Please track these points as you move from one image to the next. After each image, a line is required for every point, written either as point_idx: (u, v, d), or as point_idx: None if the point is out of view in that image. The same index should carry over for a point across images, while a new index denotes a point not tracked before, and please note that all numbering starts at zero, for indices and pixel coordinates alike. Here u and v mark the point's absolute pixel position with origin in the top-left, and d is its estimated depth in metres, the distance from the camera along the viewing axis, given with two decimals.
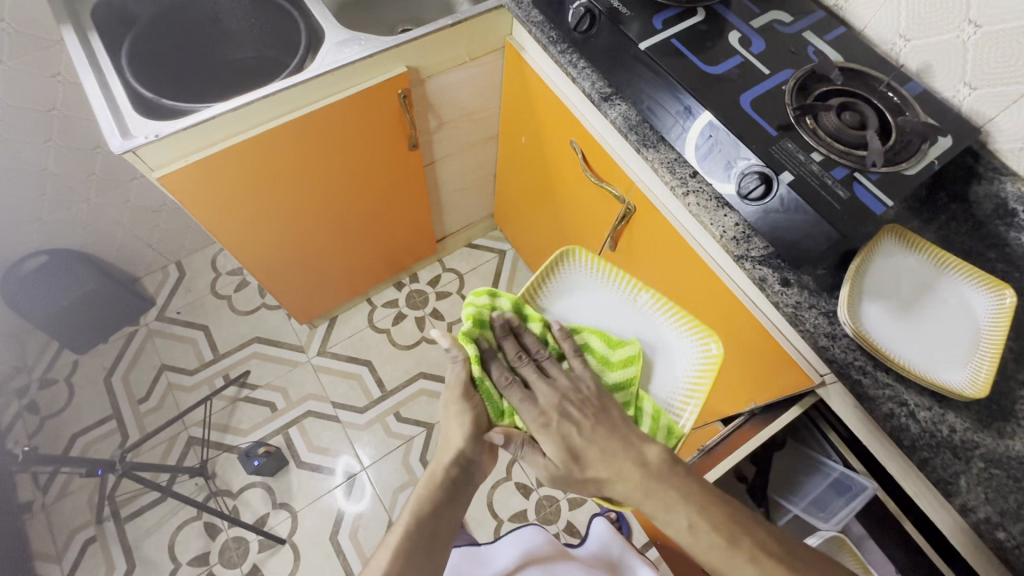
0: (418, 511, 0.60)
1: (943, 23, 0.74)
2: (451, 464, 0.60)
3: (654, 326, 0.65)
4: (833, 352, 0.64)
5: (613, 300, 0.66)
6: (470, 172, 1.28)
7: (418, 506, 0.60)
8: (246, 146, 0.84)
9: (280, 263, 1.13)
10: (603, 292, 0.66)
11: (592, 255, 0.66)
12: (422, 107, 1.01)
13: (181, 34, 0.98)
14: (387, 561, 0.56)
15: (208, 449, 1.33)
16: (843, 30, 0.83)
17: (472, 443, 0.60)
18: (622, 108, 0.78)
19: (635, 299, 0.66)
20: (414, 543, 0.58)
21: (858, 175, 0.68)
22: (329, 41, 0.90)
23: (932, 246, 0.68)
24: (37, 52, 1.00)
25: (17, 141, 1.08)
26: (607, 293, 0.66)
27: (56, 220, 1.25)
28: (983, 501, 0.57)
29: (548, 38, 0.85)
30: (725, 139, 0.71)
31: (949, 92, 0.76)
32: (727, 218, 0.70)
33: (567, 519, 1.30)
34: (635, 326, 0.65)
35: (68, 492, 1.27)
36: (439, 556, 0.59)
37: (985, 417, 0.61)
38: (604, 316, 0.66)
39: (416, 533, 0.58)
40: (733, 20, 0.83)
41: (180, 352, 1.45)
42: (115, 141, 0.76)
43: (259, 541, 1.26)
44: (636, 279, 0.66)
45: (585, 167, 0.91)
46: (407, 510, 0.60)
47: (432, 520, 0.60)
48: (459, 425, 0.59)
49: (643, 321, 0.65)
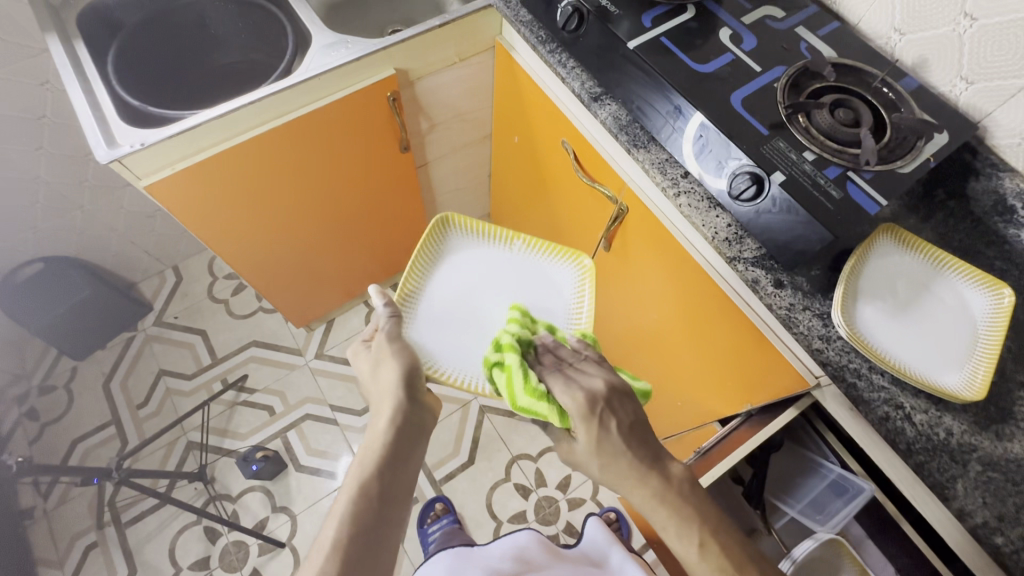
0: (361, 476, 0.54)
1: (938, 17, 0.72)
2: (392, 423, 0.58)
3: (531, 263, 0.79)
4: (828, 354, 0.63)
5: (491, 250, 0.79)
6: (463, 173, 1.27)
7: (361, 471, 0.55)
8: (233, 152, 0.84)
9: (273, 268, 1.12)
10: (484, 248, 0.79)
11: (463, 221, 0.79)
12: (413, 108, 1.00)
13: (164, 37, 0.96)
14: (337, 533, 0.51)
15: (207, 454, 1.33)
16: (836, 24, 0.81)
17: (409, 394, 0.60)
18: (612, 108, 0.76)
19: (511, 246, 0.79)
20: (364, 508, 0.53)
21: (851, 174, 0.67)
22: (316, 44, 0.89)
23: (929, 245, 0.67)
24: (24, 61, 0.99)
25: (8, 150, 1.08)
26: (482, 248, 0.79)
27: (51, 228, 1.25)
28: (981, 506, 0.56)
29: (537, 37, 0.83)
30: (716, 140, 0.70)
31: (945, 87, 0.75)
32: (719, 219, 0.69)
33: (566, 519, 1.29)
34: (514, 265, 0.78)
35: (69, 498, 1.28)
36: (388, 529, 0.53)
37: (982, 419, 0.60)
38: (484, 263, 0.78)
39: (361, 500, 0.53)
40: (724, 16, 0.81)
41: (178, 358, 1.45)
42: (100, 150, 0.75)
43: (259, 545, 1.26)
44: (509, 230, 0.80)
45: (577, 167, 0.90)
46: (350, 479, 0.55)
47: (378, 485, 0.54)
48: (392, 368, 0.61)
49: (522, 261, 0.79)
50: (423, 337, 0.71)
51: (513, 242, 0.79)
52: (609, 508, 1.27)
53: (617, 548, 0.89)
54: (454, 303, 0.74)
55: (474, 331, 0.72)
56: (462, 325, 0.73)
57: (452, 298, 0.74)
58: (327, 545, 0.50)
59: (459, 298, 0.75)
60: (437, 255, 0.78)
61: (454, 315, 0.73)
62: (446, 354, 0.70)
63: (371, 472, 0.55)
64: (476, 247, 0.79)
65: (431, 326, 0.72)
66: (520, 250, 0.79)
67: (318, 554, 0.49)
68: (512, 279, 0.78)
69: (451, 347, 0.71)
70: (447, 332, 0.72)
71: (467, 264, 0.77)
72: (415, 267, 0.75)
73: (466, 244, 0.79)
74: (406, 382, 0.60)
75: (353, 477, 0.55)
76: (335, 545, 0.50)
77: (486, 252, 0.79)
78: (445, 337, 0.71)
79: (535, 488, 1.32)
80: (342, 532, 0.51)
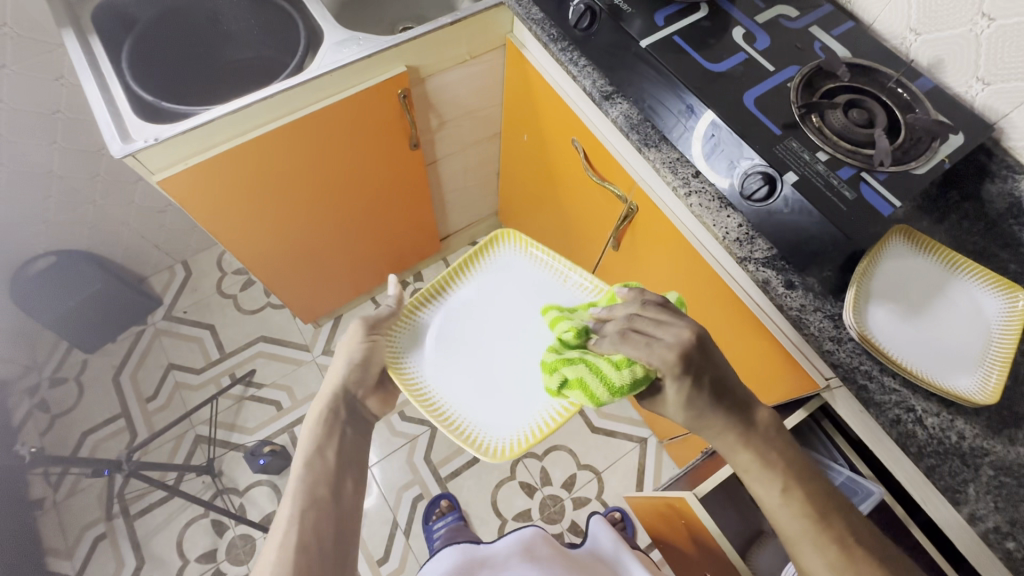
0: (309, 455, 0.66)
1: (954, 17, 0.72)
2: (338, 403, 0.70)
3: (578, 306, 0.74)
4: (838, 356, 0.62)
5: (538, 277, 0.77)
6: (472, 171, 1.27)
7: (309, 451, 0.66)
8: (244, 148, 0.84)
9: (281, 264, 1.13)
10: (530, 269, 0.77)
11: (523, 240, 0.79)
12: (423, 106, 1.00)
13: (178, 34, 0.97)
14: (293, 510, 0.61)
15: (215, 447, 1.34)
16: (851, 24, 0.80)
17: (355, 381, 0.71)
18: (623, 106, 0.76)
19: (564, 279, 0.76)
20: (316, 484, 0.64)
21: (864, 175, 0.67)
22: (328, 41, 0.89)
23: (942, 247, 0.66)
24: (39, 56, 1.00)
25: (23, 144, 1.09)
26: (535, 269, 0.77)
27: (64, 222, 1.26)
28: (992, 510, 0.56)
29: (549, 35, 0.83)
30: (728, 139, 0.70)
31: (961, 88, 0.74)
32: (730, 219, 0.68)
33: (570, 519, 1.29)
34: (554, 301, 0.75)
35: (79, 489, 1.30)
36: (337, 502, 0.64)
37: (995, 423, 0.60)
38: (526, 291, 0.76)
39: (307, 476, 0.64)
40: (737, 15, 0.81)
41: (187, 352, 1.46)
42: (114, 145, 0.76)
43: (266, 539, 1.27)
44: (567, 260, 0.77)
45: (587, 166, 0.90)
46: (299, 458, 0.66)
47: (321, 461, 0.66)
48: (343, 356, 0.70)
49: (560, 296, 0.75)
50: (428, 339, 0.72)
51: (562, 270, 0.76)
52: (613, 508, 1.27)
53: (612, 533, 0.91)
54: (481, 321, 0.74)
55: (477, 355, 0.71)
56: (469, 343, 0.72)
57: (486, 317, 0.74)
58: (284, 521, 0.61)
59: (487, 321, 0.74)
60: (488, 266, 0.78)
61: (473, 333, 0.73)
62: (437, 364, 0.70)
63: (317, 450, 0.66)
64: (526, 272, 0.77)
65: (440, 333, 0.72)
66: (565, 285, 0.76)
67: (277, 526, 0.61)
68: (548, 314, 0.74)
69: (448, 363, 0.70)
70: (455, 343, 0.72)
71: (511, 285, 0.76)
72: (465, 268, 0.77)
73: (522, 265, 0.78)
74: (357, 371, 0.71)
75: (304, 457, 0.66)
76: (290, 520, 0.61)
77: (530, 279, 0.77)
78: (451, 347, 0.71)
79: (540, 487, 1.32)
80: (296, 508, 0.61)
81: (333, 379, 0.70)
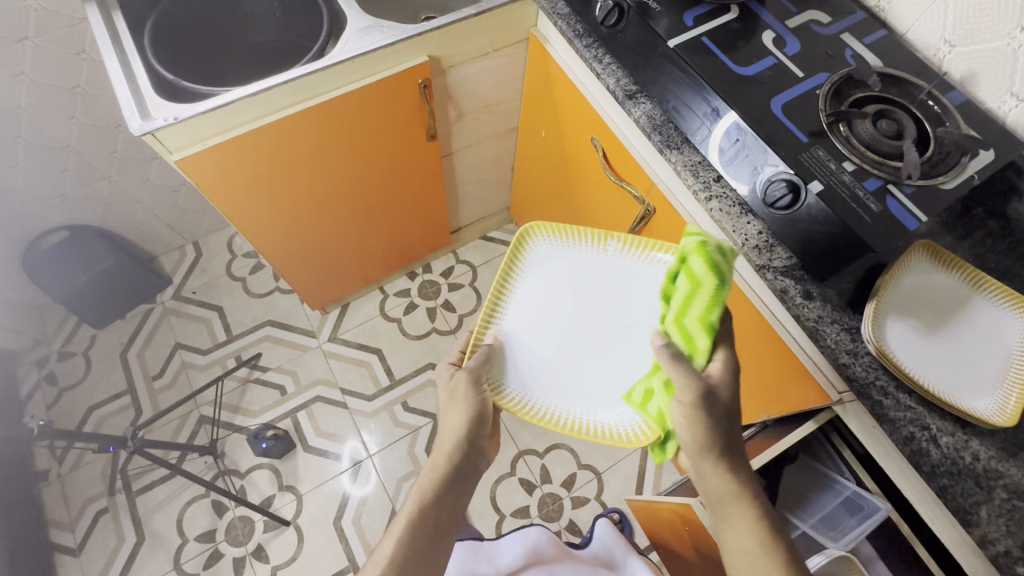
0: (422, 499, 0.59)
1: (992, 29, 0.71)
2: (455, 453, 0.61)
3: (625, 271, 0.72)
4: (854, 370, 0.61)
5: (567, 256, 0.72)
6: (487, 164, 1.26)
7: (422, 493, 0.59)
8: (264, 131, 0.84)
9: (294, 249, 1.13)
10: (576, 253, 0.73)
11: (548, 227, 0.73)
12: (442, 97, 0.99)
13: (202, 13, 0.96)
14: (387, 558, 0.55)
15: (218, 429, 1.35)
16: (884, 33, 0.79)
17: (477, 430, 0.62)
18: (646, 106, 0.75)
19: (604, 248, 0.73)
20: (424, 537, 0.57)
21: (891, 187, 0.66)
22: (351, 27, 0.88)
23: (965, 264, 0.65)
24: (60, 30, 0.99)
25: (40, 117, 1.09)
26: (576, 253, 0.73)
27: (78, 197, 1.27)
28: (1004, 534, 0.55)
29: (574, 31, 0.82)
30: (753, 144, 0.69)
31: (994, 102, 0.73)
32: (750, 226, 0.67)
33: (569, 517, 1.29)
34: (608, 274, 0.72)
35: (83, 463, 1.30)
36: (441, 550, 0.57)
37: (1011, 446, 0.59)
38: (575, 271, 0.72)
39: (420, 522, 0.57)
40: (768, 18, 0.80)
41: (194, 332, 1.47)
42: (134, 123, 0.76)
43: (265, 522, 1.28)
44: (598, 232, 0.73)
45: (605, 165, 0.89)
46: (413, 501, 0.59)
47: (434, 508, 0.59)
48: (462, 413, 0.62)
49: (613, 270, 0.72)
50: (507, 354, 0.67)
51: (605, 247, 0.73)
52: (612, 509, 1.26)
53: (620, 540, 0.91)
54: (543, 317, 0.69)
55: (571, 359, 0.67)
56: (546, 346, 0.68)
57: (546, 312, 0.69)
58: (384, 561, 0.55)
59: (554, 313, 0.70)
60: (525, 267, 0.72)
61: (552, 338, 0.68)
62: (535, 383, 0.66)
63: (434, 496, 0.59)
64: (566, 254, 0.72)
65: (516, 354, 0.67)
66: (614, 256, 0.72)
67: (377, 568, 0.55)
68: (604, 287, 0.71)
69: (550, 376, 0.67)
70: (535, 349, 0.68)
71: (557, 279, 0.71)
72: (502, 274, 0.71)
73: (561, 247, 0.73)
74: (476, 425, 0.62)
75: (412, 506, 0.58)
76: (391, 563, 0.55)
77: (576, 259, 0.72)
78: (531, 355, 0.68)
79: (540, 484, 1.32)
80: (399, 552, 0.55)
81: (450, 427, 0.62)
